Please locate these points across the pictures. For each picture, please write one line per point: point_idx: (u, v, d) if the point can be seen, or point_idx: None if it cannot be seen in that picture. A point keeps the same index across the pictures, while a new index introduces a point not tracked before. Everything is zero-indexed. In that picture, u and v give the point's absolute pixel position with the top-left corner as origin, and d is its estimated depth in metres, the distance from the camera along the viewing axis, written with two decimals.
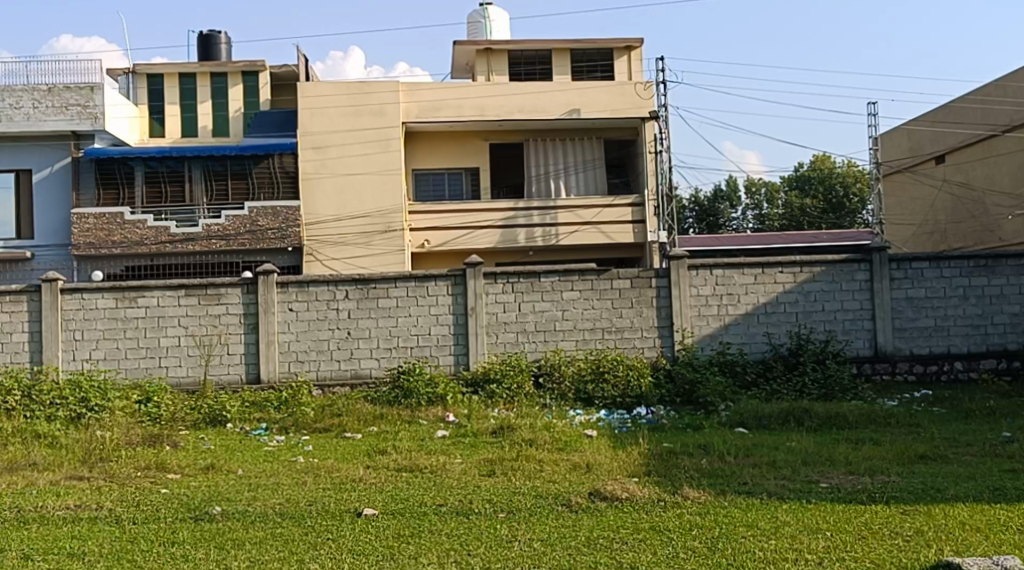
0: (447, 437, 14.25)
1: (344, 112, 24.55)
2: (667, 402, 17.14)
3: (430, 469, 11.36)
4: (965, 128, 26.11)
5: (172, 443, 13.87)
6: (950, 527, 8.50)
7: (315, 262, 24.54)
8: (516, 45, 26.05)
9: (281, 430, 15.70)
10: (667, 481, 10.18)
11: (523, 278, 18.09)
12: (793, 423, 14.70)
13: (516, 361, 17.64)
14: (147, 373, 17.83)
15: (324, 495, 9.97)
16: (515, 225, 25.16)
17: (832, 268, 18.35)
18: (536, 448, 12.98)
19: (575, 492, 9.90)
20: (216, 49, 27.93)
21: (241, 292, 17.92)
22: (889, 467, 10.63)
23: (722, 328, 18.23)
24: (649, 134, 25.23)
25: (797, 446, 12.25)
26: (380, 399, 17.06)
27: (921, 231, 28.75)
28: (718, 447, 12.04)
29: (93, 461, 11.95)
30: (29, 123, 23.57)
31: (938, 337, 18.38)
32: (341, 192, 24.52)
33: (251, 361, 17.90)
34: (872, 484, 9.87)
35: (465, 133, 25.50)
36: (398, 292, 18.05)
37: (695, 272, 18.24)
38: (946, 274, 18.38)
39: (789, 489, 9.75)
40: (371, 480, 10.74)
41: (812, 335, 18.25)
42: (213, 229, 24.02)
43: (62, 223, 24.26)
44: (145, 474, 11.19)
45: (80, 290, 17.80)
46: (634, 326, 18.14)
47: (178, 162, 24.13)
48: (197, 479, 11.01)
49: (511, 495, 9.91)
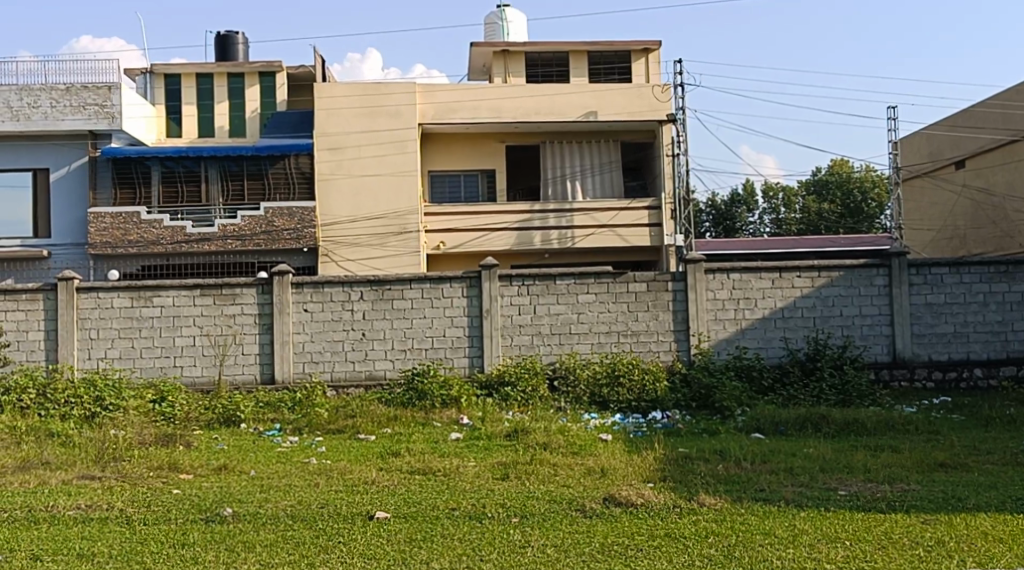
0: (461, 440, 14.16)
1: (360, 113, 24.50)
2: (682, 407, 17.01)
3: (443, 472, 11.27)
4: (986, 133, 25.91)
5: (185, 442, 13.82)
6: (970, 538, 8.37)
7: (330, 263, 24.50)
8: (533, 47, 25.96)
9: (294, 431, 15.65)
10: (682, 487, 10.07)
11: (538, 281, 18.00)
12: (810, 429, 14.56)
13: (531, 364, 17.55)
14: (161, 373, 17.80)
15: (336, 497, 9.89)
16: (531, 228, 25.07)
17: (851, 273, 18.21)
18: (550, 451, 12.88)
19: (590, 497, 9.80)
20: (233, 49, 27.93)
21: (256, 292, 17.88)
22: (908, 475, 10.50)
23: (739, 332, 18.09)
24: (666, 137, 25.11)
25: (815, 453, 12.13)
26: (394, 401, 16.99)
27: (940, 236, 28.55)
28: (735, 453, 11.91)
29: (105, 461, 11.91)
30: (46, 122, 23.59)
31: (957, 343, 18.21)
32: (357, 193, 24.48)
33: (266, 362, 17.85)
34: (892, 492, 9.73)
35: (482, 135, 25.42)
36: (413, 293, 17.98)
37: (712, 275, 18.12)
38: (966, 280, 18.22)
39: (807, 496, 9.62)
40: (383, 483, 10.66)
41: (830, 340, 18.10)
42: (229, 230, 24.00)
43: (79, 222, 24.27)
44: (157, 474, 11.14)
45: (96, 288, 17.78)
46: (650, 330, 18.03)
47: (194, 162, 24.12)
48: (209, 479, 10.94)
49: (525, 499, 9.81)
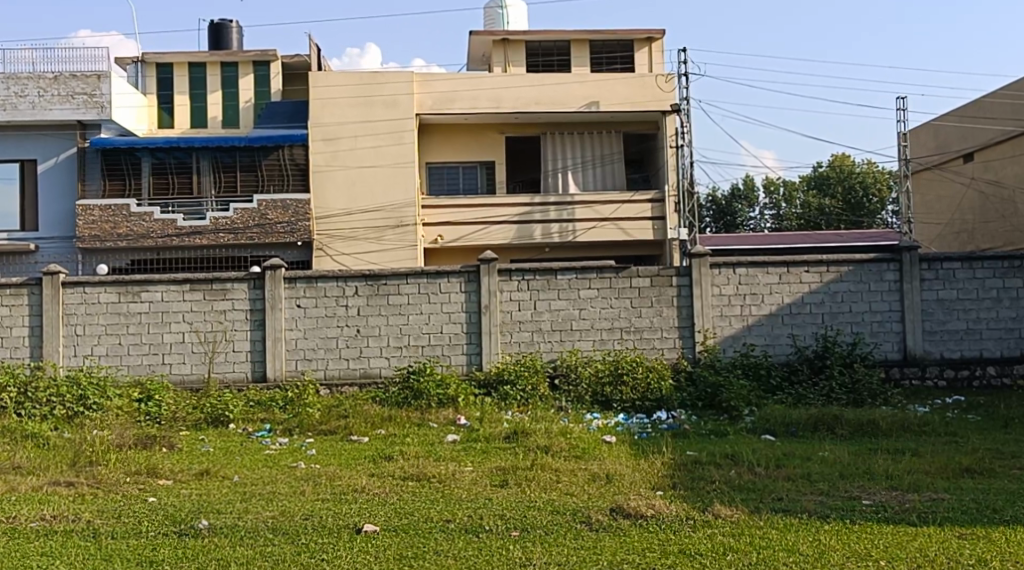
0: (457, 442, 13.52)
1: (356, 102, 23.81)
2: (688, 406, 16.37)
3: (438, 479, 10.60)
4: (995, 125, 25.30)
5: (169, 444, 13.18)
6: (1009, 555, 7.73)
7: (324, 257, 23.87)
8: (534, 36, 25.29)
9: (285, 432, 15.02)
10: (693, 497, 9.42)
11: (539, 276, 17.34)
12: (823, 432, 13.91)
13: (530, 362, 16.90)
14: (149, 371, 17.14)
15: (321, 507, 9.25)
16: (531, 221, 24.39)
17: (860, 268, 17.54)
18: (552, 454, 12.25)
19: (595, 508, 9.13)
20: (227, 38, 27.24)
21: (247, 287, 17.22)
22: (934, 483, 9.84)
23: (745, 328, 17.44)
24: (669, 129, 24.50)
25: (832, 457, 11.49)
26: (388, 400, 16.39)
27: (948, 231, 27.90)
28: (747, 458, 11.24)
29: (80, 465, 11.22)
30: (34, 112, 22.91)
31: (969, 340, 17.56)
32: (352, 185, 23.81)
33: (257, 359, 17.19)
34: (921, 502, 9.07)
35: (480, 126, 24.77)
36: (409, 289, 17.32)
37: (718, 270, 17.45)
38: (979, 275, 17.55)
39: (830, 507, 8.97)
40: (373, 491, 9.96)
41: (839, 337, 17.43)
42: (221, 223, 23.35)
43: (66, 215, 23.63)
44: (134, 480, 10.48)
45: (82, 283, 17.12)
46: (654, 326, 17.38)
47: (186, 153, 23.44)
48: (189, 486, 10.27)
49: (525, 510, 9.15)
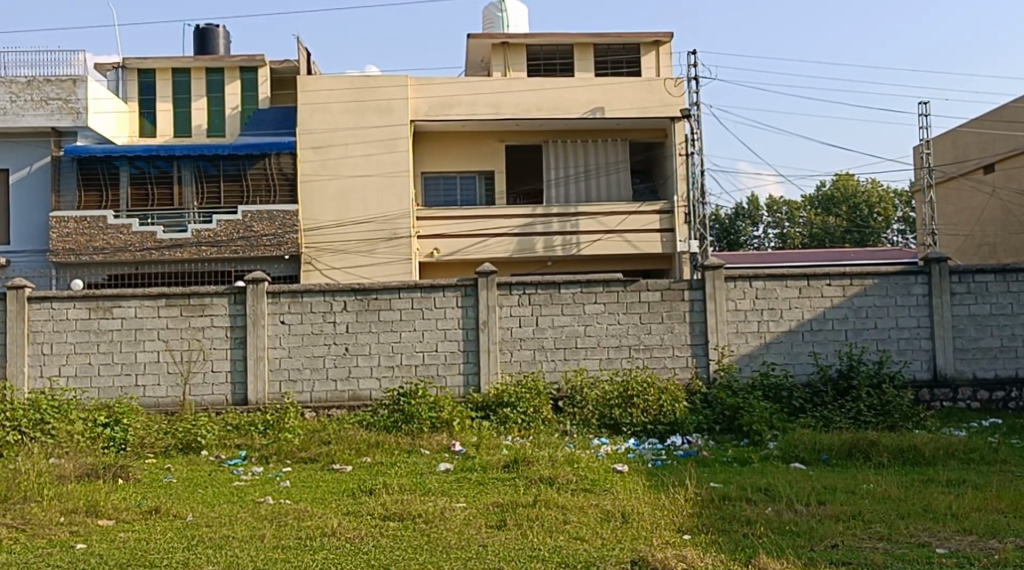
0: (450, 472, 12.06)
1: (346, 108, 22.41)
2: (704, 431, 14.90)
3: (425, 518, 9.12)
4: (1019, 131, 23.92)
5: (124, 476, 11.70)
6: None
7: (313, 272, 22.41)
8: (536, 39, 23.89)
9: (261, 461, 13.54)
10: (728, 545, 7.99)
11: (540, 290, 15.84)
12: (862, 460, 12.41)
13: (533, 383, 15.41)
14: (120, 393, 15.62)
15: (277, 558, 7.82)
16: (533, 233, 22.90)
17: (887, 281, 16.04)
18: (558, 486, 10.75)
19: (609, 560, 7.70)
20: (213, 43, 25.82)
21: (228, 302, 15.73)
22: (1012, 525, 8.40)
23: (763, 346, 15.94)
24: (679, 136, 23.02)
25: (880, 489, 10.07)
26: (376, 425, 14.98)
27: (968, 244, 26.48)
28: (785, 493, 9.74)
29: (10, 502, 9.68)
30: (5, 119, 21.49)
31: (1004, 359, 16.05)
32: (343, 196, 22.37)
33: (238, 380, 15.70)
34: (1010, 553, 7.68)
35: (479, 133, 23.35)
36: (401, 303, 15.83)
37: (733, 283, 15.96)
38: (1014, 288, 16.03)
39: (901, 560, 7.57)
40: (347, 535, 8.47)
41: (865, 355, 15.94)
42: (203, 235, 21.85)
43: (39, 229, 22.12)
44: (69, 520, 9.05)
45: (49, 298, 15.64)
46: (665, 344, 15.88)
47: (167, 162, 21.93)
48: (133, 528, 8.85)
49: (525, 563, 7.69)
